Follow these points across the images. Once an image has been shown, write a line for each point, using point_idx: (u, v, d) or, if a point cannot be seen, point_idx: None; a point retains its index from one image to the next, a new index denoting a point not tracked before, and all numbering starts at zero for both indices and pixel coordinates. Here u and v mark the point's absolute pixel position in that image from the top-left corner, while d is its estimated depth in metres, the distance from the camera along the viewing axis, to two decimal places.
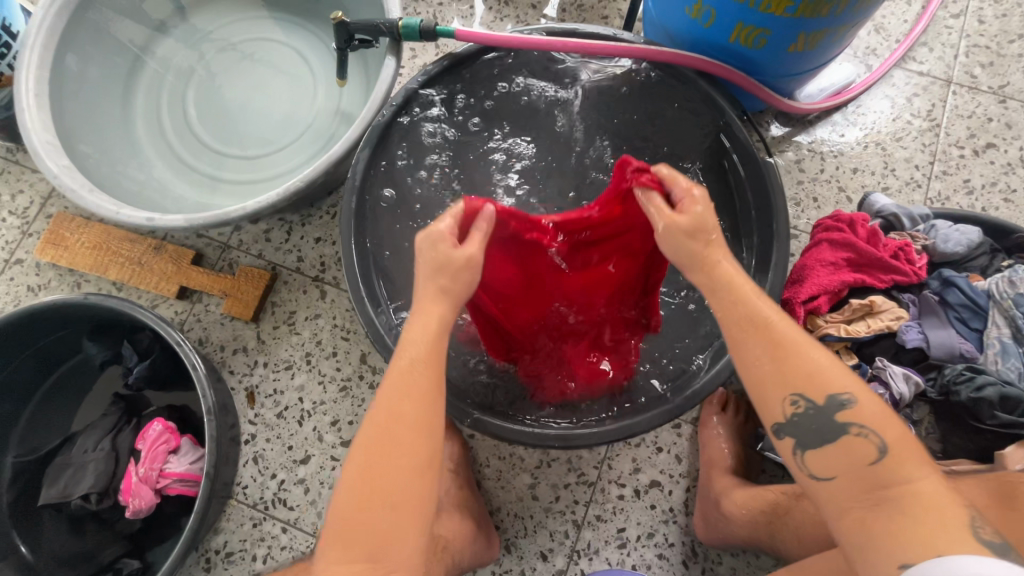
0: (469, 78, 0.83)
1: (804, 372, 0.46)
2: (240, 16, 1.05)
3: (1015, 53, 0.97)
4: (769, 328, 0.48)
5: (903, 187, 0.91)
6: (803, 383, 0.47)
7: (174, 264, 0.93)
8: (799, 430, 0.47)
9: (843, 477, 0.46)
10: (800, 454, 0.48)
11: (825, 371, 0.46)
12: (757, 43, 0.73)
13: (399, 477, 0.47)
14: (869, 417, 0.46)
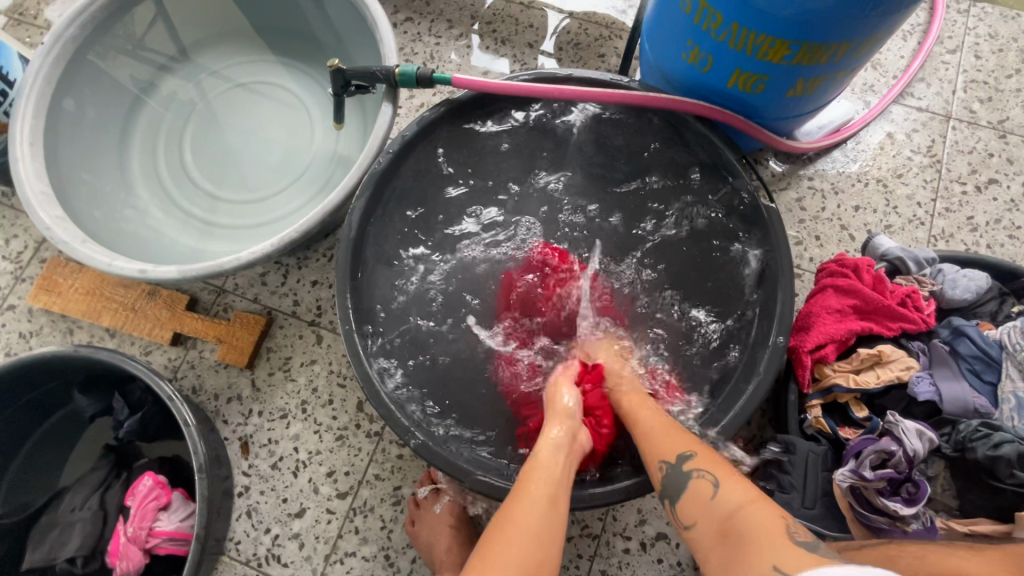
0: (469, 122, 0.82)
1: (663, 462, 0.56)
2: (240, 58, 1.05)
3: (1013, 88, 0.97)
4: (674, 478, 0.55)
5: (906, 225, 0.90)
6: (664, 451, 0.57)
7: (169, 309, 0.91)
8: (671, 489, 0.55)
9: (701, 526, 0.51)
10: (673, 510, 0.54)
11: (655, 426, 0.62)
12: (755, 87, 0.73)
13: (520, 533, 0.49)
14: (705, 462, 0.55)
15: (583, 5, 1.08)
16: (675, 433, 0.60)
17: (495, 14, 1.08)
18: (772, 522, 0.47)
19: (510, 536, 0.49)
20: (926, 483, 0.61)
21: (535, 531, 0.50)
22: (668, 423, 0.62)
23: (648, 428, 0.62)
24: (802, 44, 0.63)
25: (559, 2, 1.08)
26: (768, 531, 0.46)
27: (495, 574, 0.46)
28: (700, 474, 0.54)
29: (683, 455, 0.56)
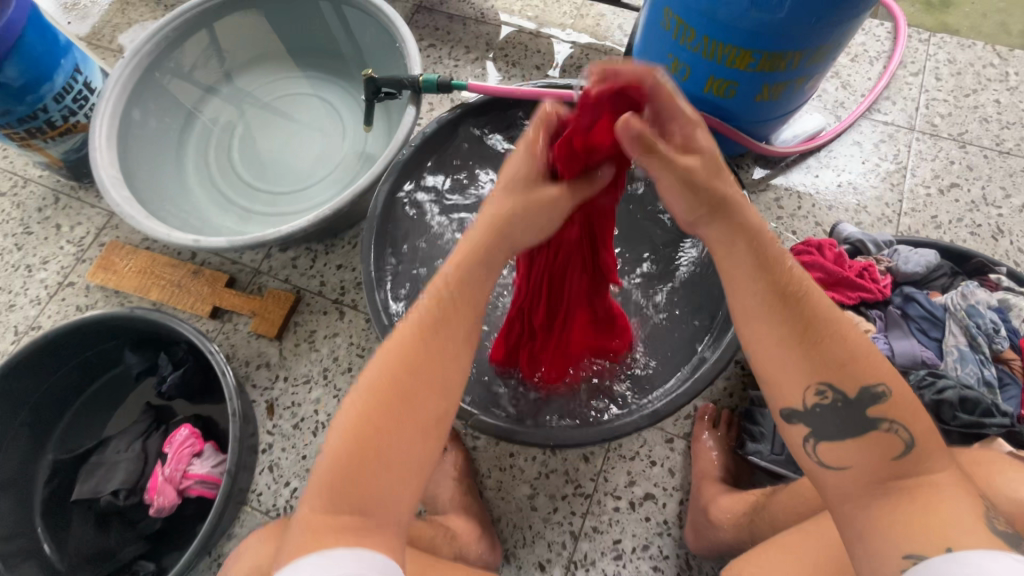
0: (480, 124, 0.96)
1: (848, 373, 0.46)
2: (285, 76, 1.21)
3: (971, 105, 1.08)
4: (829, 348, 0.46)
5: (875, 222, 0.99)
6: (836, 373, 0.46)
7: (210, 286, 1.02)
8: (816, 421, 0.47)
9: (856, 466, 0.45)
10: (817, 444, 0.47)
11: (843, 330, 0.47)
12: (728, 93, 0.84)
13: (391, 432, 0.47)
14: (903, 411, 0.45)
15: (584, 35, 1.23)
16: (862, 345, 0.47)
17: (507, 43, 1.24)
18: (961, 504, 0.42)
19: (372, 438, 0.46)
20: None
21: (401, 428, 0.47)
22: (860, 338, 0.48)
23: (834, 339, 0.47)
24: (762, 52, 0.75)
25: (563, 33, 1.24)
26: (956, 507, 0.42)
27: (373, 436, 0.46)
28: (893, 428, 0.45)
29: (873, 394, 0.45)
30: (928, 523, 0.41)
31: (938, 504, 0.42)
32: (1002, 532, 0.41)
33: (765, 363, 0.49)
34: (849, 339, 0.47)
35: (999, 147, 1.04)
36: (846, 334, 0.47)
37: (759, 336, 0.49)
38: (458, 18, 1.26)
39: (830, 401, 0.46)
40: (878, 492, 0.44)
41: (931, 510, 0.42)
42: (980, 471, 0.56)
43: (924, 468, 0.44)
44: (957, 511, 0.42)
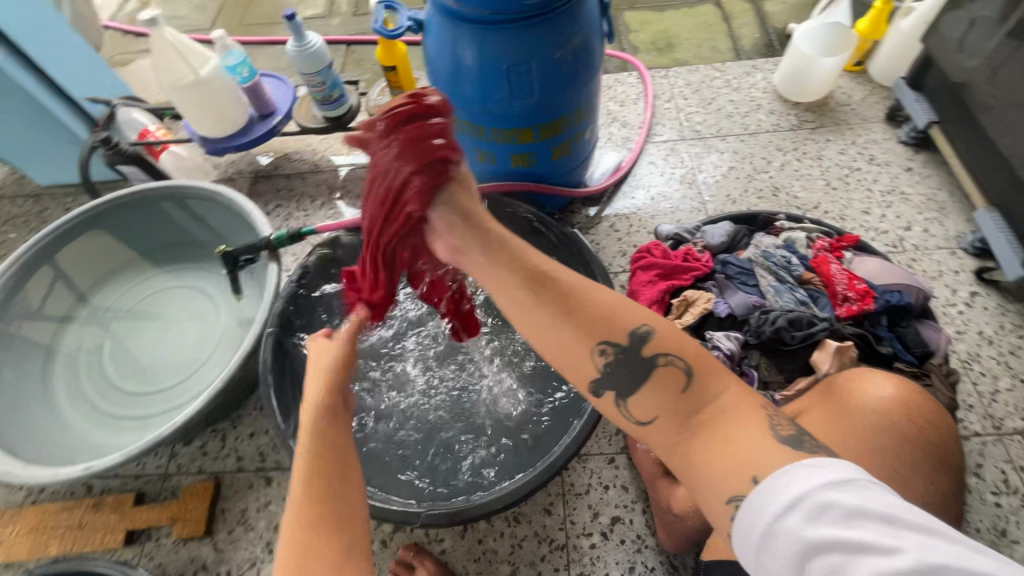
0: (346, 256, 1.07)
1: (617, 328, 0.56)
2: (143, 278, 1.24)
3: (716, 109, 1.38)
4: (608, 318, 0.57)
5: (690, 215, 1.20)
6: (606, 333, 0.56)
7: (116, 513, 0.95)
8: (615, 380, 0.56)
9: (663, 415, 0.54)
10: (623, 401, 0.56)
11: (592, 300, 0.57)
12: (531, 162, 1.02)
13: (333, 539, 0.54)
14: (669, 345, 0.55)
15: None
16: (610, 300, 0.58)
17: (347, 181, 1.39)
18: (747, 420, 0.50)
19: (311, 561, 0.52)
20: (754, 371, 0.81)
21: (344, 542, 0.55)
22: (589, 289, 0.59)
23: (592, 302, 0.57)
24: (538, 125, 0.93)
25: None
26: (748, 437, 0.48)
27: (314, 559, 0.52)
28: (670, 362, 0.54)
29: (642, 336, 0.56)
30: (728, 451, 0.48)
31: (732, 422, 0.50)
32: (789, 438, 0.48)
33: (563, 356, 0.58)
34: (603, 302, 0.58)
35: (748, 130, 1.33)
36: (597, 297, 0.58)
37: (524, 309, 0.58)
38: (296, 176, 1.42)
39: (612, 355, 0.56)
40: (689, 425, 0.53)
41: (733, 443, 0.49)
42: (852, 382, 0.64)
43: (719, 391, 0.53)
44: (755, 436, 0.49)
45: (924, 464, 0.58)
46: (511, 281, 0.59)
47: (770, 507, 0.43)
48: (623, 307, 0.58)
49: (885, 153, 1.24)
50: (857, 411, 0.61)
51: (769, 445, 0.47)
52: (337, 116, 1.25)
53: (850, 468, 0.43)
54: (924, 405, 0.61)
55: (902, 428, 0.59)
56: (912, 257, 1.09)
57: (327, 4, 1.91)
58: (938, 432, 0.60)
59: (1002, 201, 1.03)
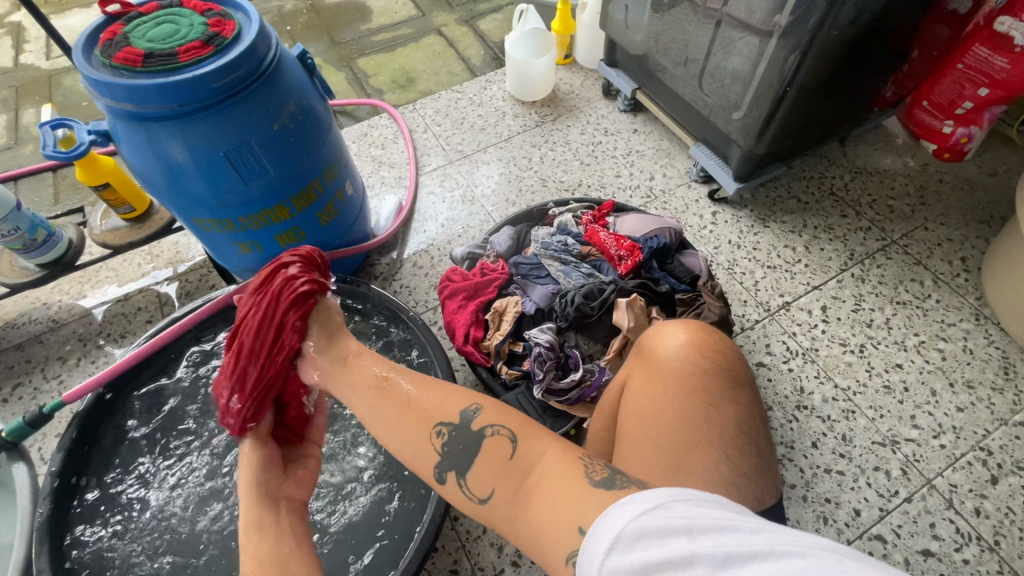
0: (123, 411, 0.89)
1: (439, 413, 0.59)
2: None
3: (470, 126, 1.46)
4: (417, 404, 0.60)
5: (481, 228, 1.26)
6: (436, 418, 0.59)
7: None
8: (451, 462, 0.57)
9: (498, 485, 0.54)
10: (464, 479, 0.56)
11: (412, 399, 0.60)
12: (301, 235, 0.97)
13: None
14: (494, 417, 0.57)
15: (174, 266, 1.25)
16: (424, 388, 0.61)
17: (104, 323, 1.18)
18: (568, 476, 0.52)
19: None
20: (576, 350, 0.86)
21: None
22: (425, 386, 0.62)
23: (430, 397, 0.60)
24: (290, 199, 0.89)
25: (153, 279, 1.24)
26: (569, 487, 0.50)
27: None
28: (496, 432, 0.57)
29: (470, 415, 0.58)
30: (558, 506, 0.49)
31: (554, 481, 0.52)
32: (604, 478, 0.51)
33: (408, 450, 0.60)
34: (423, 395, 0.60)
35: (503, 136, 1.43)
36: (413, 390, 0.61)
37: (371, 409, 0.62)
38: (31, 340, 1.15)
39: (447, 436, 0.57)
40: (519, 491, 0.53)
41: (560, 500, 0.50)
42: (652, 340, 0.69)
43: (540, 454, 0.54)
44: (569, 488, 0.50)
45: (726, 388, 0.63)
46: (366, 394, 0.63)
47: (601, 546, 0.44)
48: (445, 391, 0.61)
49: (614, 123, 1.44)
50: (661, 366, 0.65)
51: (581, 492, 0.50)
52: (56, 258, 1.05)
53: (661, 491, 0.45)
54: (711, 337, 0.67)
55: (697, 368, 0.64)
56: (663, 200, 1.28)
57: (8, 131, 1.60)
58: (730, 358, 0.66)
59: (703, 135, 1.26)
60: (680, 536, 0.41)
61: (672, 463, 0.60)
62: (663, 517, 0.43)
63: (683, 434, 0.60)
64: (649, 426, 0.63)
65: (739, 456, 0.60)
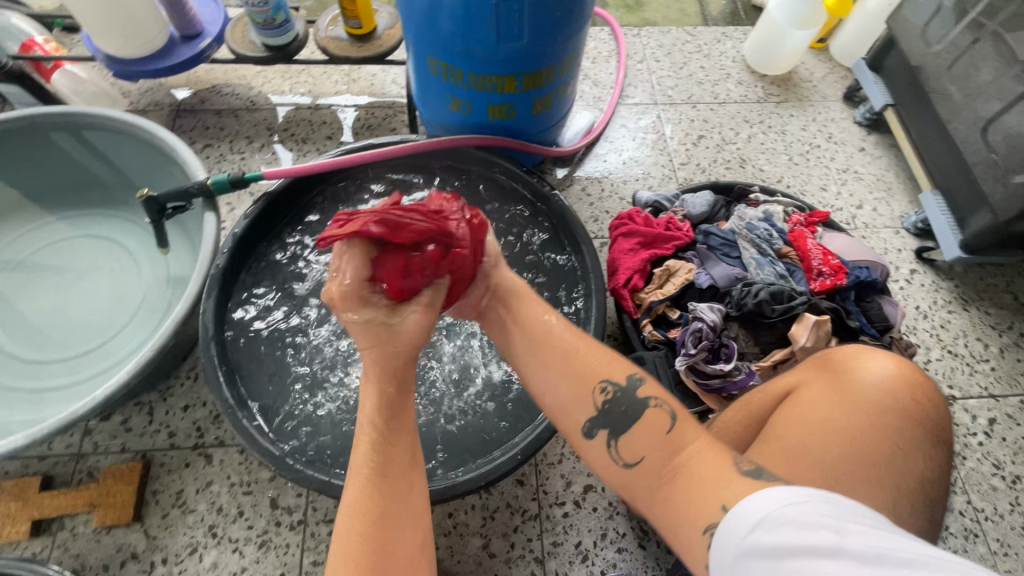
0: (304, 208, 0.97)
1: (601, 370, 0.54)
2: (38, 223, 1.04)
3: (687, 74, 1.35)
4: (575, 354, 0.55)
5: (661, 182, 1.19)
6: (596, 375, 0.53)
7: (20, 499, 0.82)
8: (605, 423, 0.52)
9: (650, 455, 0.49)
10: (616, 443, 0.51)
11: (570, 342, 0.56)
12: (510, 114, 0.94)
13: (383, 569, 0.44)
14: (661, 391, 0.53)
15: (364, 97, 1.28)
16: (579, 336, 0.57)
17: (289, 122, 1.23)
18: (719, 463, 0.46)
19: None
20: (734, 342, 0.81)
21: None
22: (584, 339, 0.57)
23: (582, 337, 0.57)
24: (523, 74, 0.85)
25: (343, 101, 1.27)
26: (717, 468, 0.45)
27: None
28: (661, 405, 0.52)
29: (637, 376, 0.54)
30: (707, 485, 0.44)
31: (707, 463, 0.46)
32: (756, 471, 0.44)
33: (549, 393, 0.55)
34: (581, 347, 0.56)
35: (718, 99, 1.32)
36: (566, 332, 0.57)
37: (526, 345, 0.57)
38: (227, 112, 1.23)
39: (610, 395, 0.52)
40: (670, 468, 0.47)
41: (699, 474, 0.45)
42: (850, 359, 0.63)
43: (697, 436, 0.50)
44: (713, 472, 0.45)
45: (924, 441, 0.57)
46: (525, 328, 0.58)
47: (741, 526, 0.40)
48: (600, 349, 0.56)
49: (842, 132, 1.29)
50: (857, 386, 0.59)
51: (724, 478, 0.44)
52: (282, 45, 1.08)
53: (802, 489, 0.40)
54: (921, 381, 0.61)
55: (900, 405, 0.58)
56: (862, 234, 1.15)
57: None
58: (935, 412, 0.59)
59: (946, 186, 1.10)
60: (835, 563, 0.34)
61: (829, 483, 0.54)
62: (805, 512, 0.38)
63: (859, 460, 0.55)
64: (815, 433, 0.57)
65: (907, 509, 0.54)
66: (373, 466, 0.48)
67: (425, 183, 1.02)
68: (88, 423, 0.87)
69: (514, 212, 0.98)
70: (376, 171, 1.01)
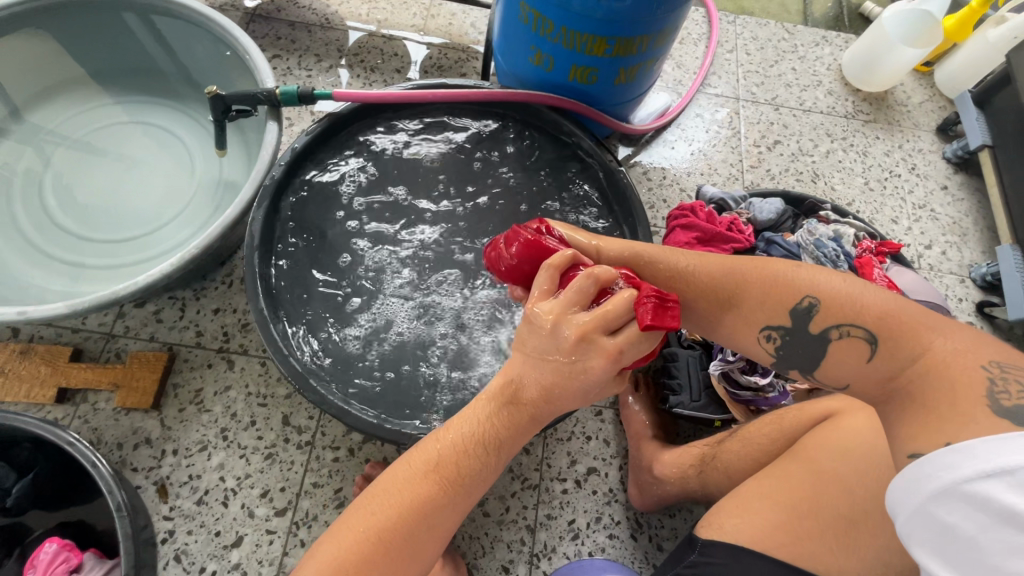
0: (367, 133, 0.96)
1: (762, 314, 0.55)
2: (103, 102, 1.04)
3: (776, 74, 1.28)
4: (741, 284, 0.56)
5: (726, 181, 1.14)
6: (763, 317, 0.55)
7: (49, 365, 0.85)
8: (792, 358, 0.55)
9: (855, 381, 0.51)
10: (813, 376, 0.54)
11: (721, 278, 0.57)
12: (591, 79, 0.90)
13: (421, 535, 0.49)
14: (838, 318, 0.51)
15: (439, 36, 1.24)
16: (729, 265, 0.58)
17: (360, 48, 1.20)
18: (955, 383, 0.42)
19: (405, 529, 0.48)
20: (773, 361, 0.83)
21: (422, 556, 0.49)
22: (737, 269, 0.57)
23: (719, 281, 0.58)
24: (615, 38, 0.81)
25: (417, 35, 1.23)
26: (954, 396, 0.42)
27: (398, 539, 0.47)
28: (844, 333, 0.51)
29: (805, 312, 0.53)
30: (932, 417, 0.42)
31: (946, 387, 0.43)
32: (1020, 408, 0.39)
33: (727, 333, 0.58)
34: (737, 281, 0.57)
35: (803, 106, 1.25)
36: (715, 268, 0.58)
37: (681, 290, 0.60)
38: (301, 26, 1.21)
39: (780, 341, 0.54)
40: (890, 393, 0.47)
41: (939, 401, 0.42)
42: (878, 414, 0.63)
43: (920, 349, 0.46)
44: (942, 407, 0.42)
45: None
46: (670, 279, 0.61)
47: (968, 463, 0.36)
48: (760, 275, 0.56)
49: (927, 166, 1.21)
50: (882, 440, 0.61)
51: (963, 409, 0.40)
52: None
53: None
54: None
55: None
56: (924, 275, 1.10)
57: None
58: None
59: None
60: (1021, 568, 0.33)
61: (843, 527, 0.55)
62: None
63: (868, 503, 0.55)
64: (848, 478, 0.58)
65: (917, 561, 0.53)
66: (484, 420, 0.53)
67: (489, 133, 0.99)
68: (123, 306, 0.89)
69: (574, 180, 0.96)
70: (442, 111, 0.99)
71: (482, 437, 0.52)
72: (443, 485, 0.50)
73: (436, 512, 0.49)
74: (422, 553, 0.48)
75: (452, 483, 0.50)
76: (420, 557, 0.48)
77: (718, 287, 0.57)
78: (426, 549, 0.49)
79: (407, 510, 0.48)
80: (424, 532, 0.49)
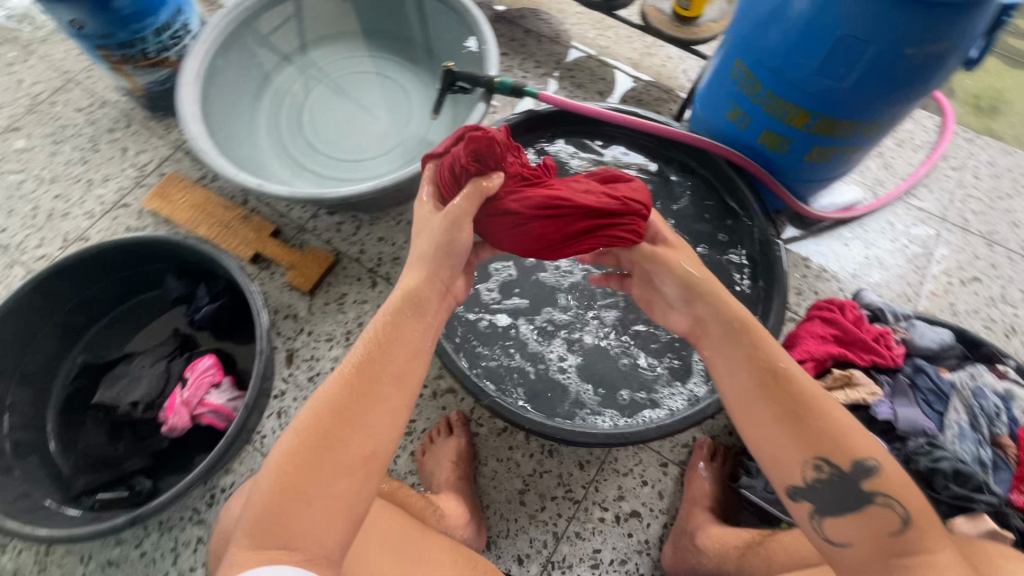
0: (555, 134, 1.06)
1: (821, 443, 0.51)
2: (366, 54, 1.29)
3: (1003, 208, 1.13)
4: (814, 405, 0.52)
5: (895, 298, 1.03)
6: (826, 449, 0.51)
7: (256, 233, 1.08)
8: (817, 496, 0.52)
9: (857, 546, 0.50)
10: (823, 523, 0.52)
11: (810, 393, 0.53)
12: (781, 148, 0.90)
13: (363, 431, 0.52)
14: (893, 488, 0.50)
15: (649, 74, 1.31)
16: (818, 387, 0.53)
17: (576, 65, 1.32)
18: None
19: (348, 434, 0.52)
20: None
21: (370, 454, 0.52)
22: (821, 391, 0.53)
23: (800, 392, 0.53)
24: (820, 115, 0.80)
25: (629, 68, 1.32)
26: None
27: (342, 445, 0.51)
28: (889, 503, 0.50)
29: (866, 470, 0.51)
30: None
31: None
32: None
33: (759, 442, 0.54)
34: (820, 402, 0.52)
35: None
36: (803, 379, 0.53)
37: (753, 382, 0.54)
38: (534, 35, 1.36)
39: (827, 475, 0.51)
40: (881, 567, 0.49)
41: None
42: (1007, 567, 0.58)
43: (934, 549, 0.48)
44: None
45: None
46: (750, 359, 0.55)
47: None
48: (832, 407, 0.52)
49: None
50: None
51: None
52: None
53: None
54: None
55: None
56: None
57: None
58: None
59: None
60: None
61: None
62: None
63: None
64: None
65: None
66: (382, 339, 0.57)
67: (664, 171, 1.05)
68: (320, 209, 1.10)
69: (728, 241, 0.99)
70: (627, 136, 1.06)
71: (383, 344, 0.57)
72: (368, 389, 0.54)
73: (365, 408, 0.53)
74: (368, 450, 0.52)
75: (366, 387, 0.54)
76: (371, 456, 0.52)
77: (794, 395, 0.52)
78: (373, 444, 0.52)
79: (344, 422, 0.52)
80: (357, 427, 0.52)
